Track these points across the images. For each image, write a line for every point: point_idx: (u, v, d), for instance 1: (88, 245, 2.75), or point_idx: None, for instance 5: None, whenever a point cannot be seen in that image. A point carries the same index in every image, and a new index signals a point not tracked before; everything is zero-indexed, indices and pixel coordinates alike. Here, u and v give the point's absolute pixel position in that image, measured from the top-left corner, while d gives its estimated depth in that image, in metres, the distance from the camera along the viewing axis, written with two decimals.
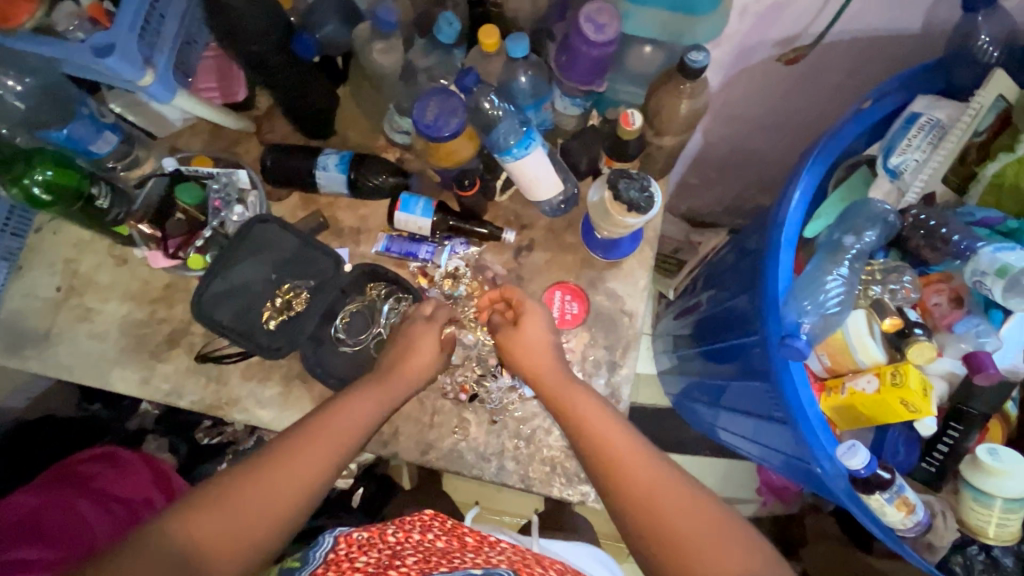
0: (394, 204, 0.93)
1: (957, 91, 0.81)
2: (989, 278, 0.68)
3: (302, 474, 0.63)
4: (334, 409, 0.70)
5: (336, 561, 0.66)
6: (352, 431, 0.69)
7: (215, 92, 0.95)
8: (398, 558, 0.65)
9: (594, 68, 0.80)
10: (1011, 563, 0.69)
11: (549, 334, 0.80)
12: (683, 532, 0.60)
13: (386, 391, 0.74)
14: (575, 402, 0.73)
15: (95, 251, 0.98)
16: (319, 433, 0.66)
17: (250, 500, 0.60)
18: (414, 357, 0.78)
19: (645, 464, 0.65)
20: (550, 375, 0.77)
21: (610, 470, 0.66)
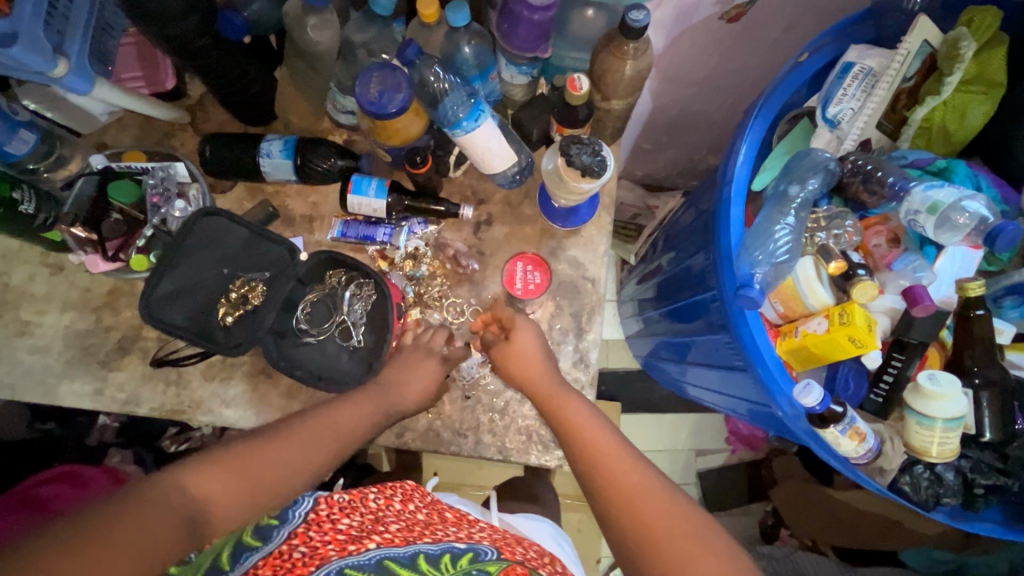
0: (346, 188, 0.91)
1: (886, 38, 0.84)
2: (922, 216, 0.72)
3: (307, 459, 0.66)
4: (340, 406, 0.73)
5: (317, 521, 0.69)
6: (357, 429, 0.73)
7: (141, 81, 0.89)
8: (381, 523, 0.68)
9: (537, 34, 0.79)
10: (952, 477, 0.74)
11: (539, 345, 0.82)
12: (666, 534, 0.60)
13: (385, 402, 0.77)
14: (564, 399, 0.75)
15: (25, 262, 0.92)
16: (324, 424, 0.70)
17: (263, 471, 0.63)
18: (413, 370, 0.82)
19: (631, 468, 0.65)
20: (544, 383, 0.78)
21: (596, 468, 0.66)
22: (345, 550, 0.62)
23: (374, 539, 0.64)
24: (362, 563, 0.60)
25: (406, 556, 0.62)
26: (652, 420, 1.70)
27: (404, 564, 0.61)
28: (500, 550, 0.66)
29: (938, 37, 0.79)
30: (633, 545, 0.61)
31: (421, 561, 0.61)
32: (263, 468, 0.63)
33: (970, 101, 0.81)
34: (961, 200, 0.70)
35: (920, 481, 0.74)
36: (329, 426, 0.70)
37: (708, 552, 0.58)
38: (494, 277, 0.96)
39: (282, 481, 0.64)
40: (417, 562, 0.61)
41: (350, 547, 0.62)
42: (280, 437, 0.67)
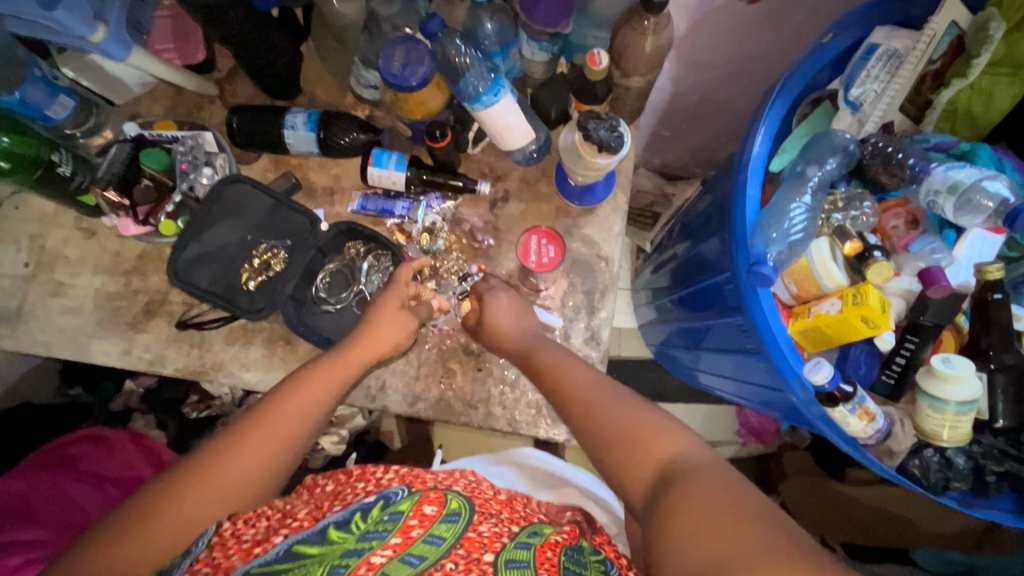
0: (367, 160, 0.93)
1: (914, 19, 0.83)
2: (942, 197, 0.72)
3: (223, 489, 0.61)
4: (258, 422, 0.66)
5: (221, 542, 0.56)
6: (266, 454, 0.64)
7: (173, 53, 0.92)
8: (289, 515, 0.58)
9: (559, 9, 0.79)
10: (962, 462, 0.74)
11: (518, 305, 0.87)
12: (625, 429, 0.64)
13: (278, 431, 0.66)
14: (541, 347, 0.80)
15: (61, 225, 0.96)
16: (189, 493, 0.59)
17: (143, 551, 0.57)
18: (323, 374, 0.72)
19: (596, 390, 0.70)
20: (519, 339, 0.83)
21: (564, 401, 0.71)
22: (251, 555, 0.54)
23: (282, 532, 0.55)
24: (272, 558, 0.53)
25: (314, 534, 0.54)
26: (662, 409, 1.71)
27: (313, 543, 0.53)
28: (410, 484, 0.58)
29: (967, 18, 0.78)
30: (600, 445, 0.65)
31: (331, 533, 0.54)
32: (164, 522, 0.58)
33: (996, 85, 0.79)
34: (983, 181, 0.69)
35: (930, 465, 0.75)
36: (209, 474, 0.61)
37: (669, 436, 0.63)
38: (509, 253, 0.98)
39: (175, 531, 0.58)
40: (327, 535, 0.54)
41: (256, 550, 0.54)
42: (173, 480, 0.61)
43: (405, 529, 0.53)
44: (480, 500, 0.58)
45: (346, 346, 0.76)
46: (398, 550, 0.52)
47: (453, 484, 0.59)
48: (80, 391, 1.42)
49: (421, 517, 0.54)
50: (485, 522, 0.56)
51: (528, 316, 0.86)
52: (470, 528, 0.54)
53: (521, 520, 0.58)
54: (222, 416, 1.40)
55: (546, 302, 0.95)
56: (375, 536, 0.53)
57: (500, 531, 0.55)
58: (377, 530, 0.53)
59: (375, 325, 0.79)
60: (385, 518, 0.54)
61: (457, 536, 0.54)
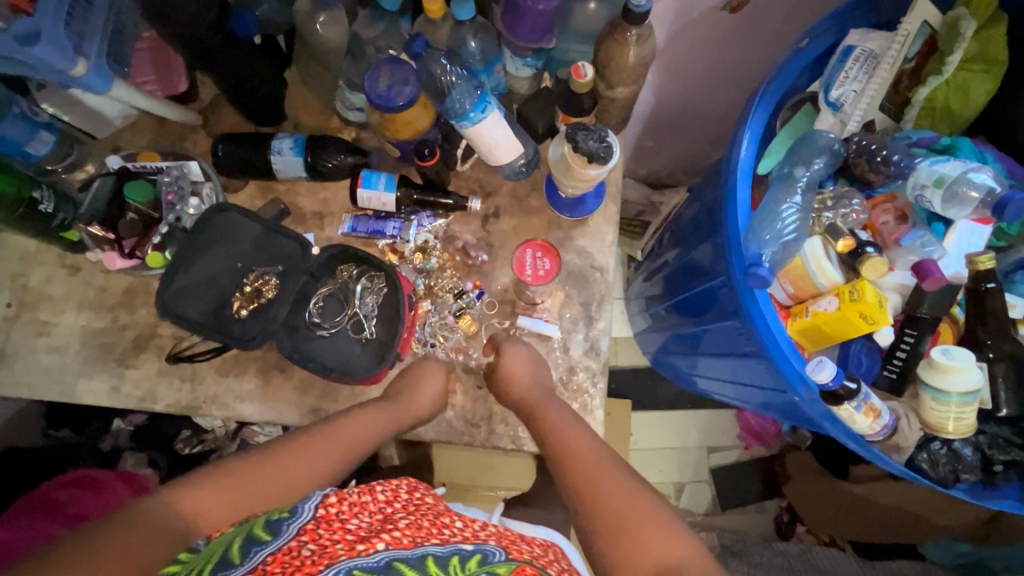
0: (355, 182, 0.92)
1: (887, 20, 0.85)
2: (929, 190, 0.73)
3: (269, 488, 0.67)
4: (304, 449, 0.71)
5: (326, 519, 0.58)
6: (308, 475, 0.70)
7: (155, 83, 0.91)
8: (390, 522, 0.58)
9: (540, 24, 0.80)
10: (970, 454, 0.74)
11: (529, 361, 0.86)
12: (624, 513, 0.63)
13: (320, 463, 0.71)
14: (548, 405, 0.80)
15: (44, 263, 0.94)
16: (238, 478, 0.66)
17: (210, 501, 0.64)
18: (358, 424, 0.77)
19: (596, 462, 0.70)
20: (530, 388, 0.83)
21: (569, 469, 0.70)
22: (354, 549, 0.53)
23: (383, 539, 0.54)
24: (371, 564, 0.52)
25: (414, 557, 0.53)
26: (662, 417, 1.70)
27: (412, 566, 0.52)
28: (505, 550, 0.58)
29: (938, 18, 0.80)
30: (600, 529, 0.63)
31: (429, 564, 0.53)
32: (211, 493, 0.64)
33: (972, 80, 0.81)
34: (968, 173, 0.70)
35: (938, 458, 0.74)
36: (283, 469, 0.69)
37: (667, 533, 0.61)
38: (504, 268, 0.97)
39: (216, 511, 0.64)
40: (426, 564, 0.53)
41: (358, 547, 0.53)
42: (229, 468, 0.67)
43: None
44: None
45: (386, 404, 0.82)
46: None
47: (548, 566, 0.60)
48: (67, 432, 1.38)
49: None
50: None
51: (538, 370, 0.86)
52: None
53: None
54: (216, 450, 1.36)
55: (544, 315, 0.94)
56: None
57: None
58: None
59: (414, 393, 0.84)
60: None
61: None
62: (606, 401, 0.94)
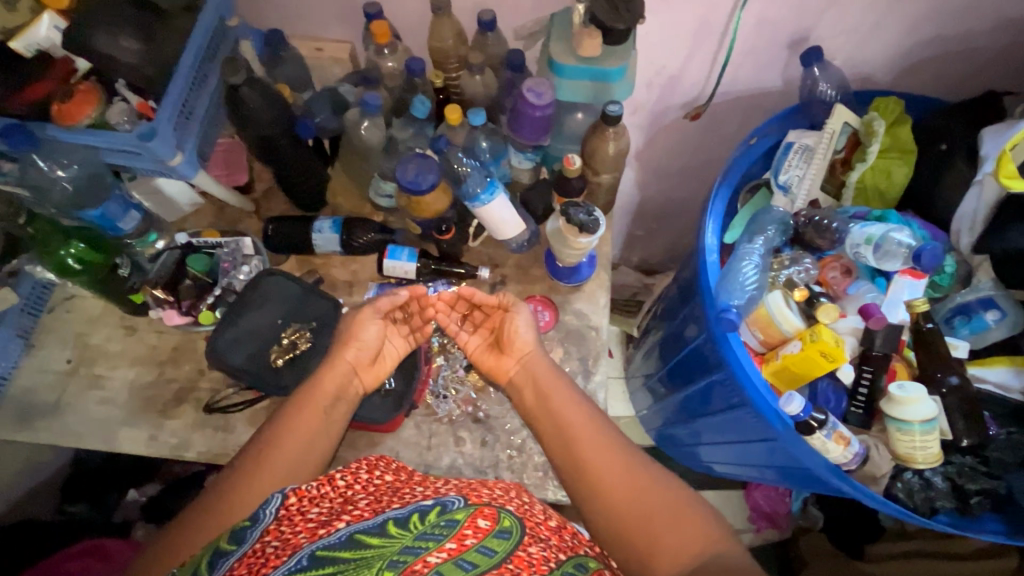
0: (382, 255, 1.08)
1: (819, 122, 1.05)
2: (863, 247, 0.87)
3: (272, 478, 0.77)
4: (285, 424, 0.81)
5: (288, 516, 0.62)
6: (295, 457, 0.79)
7: (223, 176, 1.12)
8: (350, 502, 0.62)
9: (538, 127, 1.00)
10: (941, 482, 0.81)
11: (529, 333, 0.90)
12: (637, 507, 0.74)
13: (302, 440, 0.81)
14: (575, 425, 0.82)
15: (106, 324, 1.07)
16: (253, 477, 0.77)
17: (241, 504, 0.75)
18: (308, 409, 0.83)
19: (605, 454, 0.79)
20: (540, 366, 0.88)
21: (580, 462, 0.79)
22: (315, 535, 0.58)
23: (344, 518, 0.59)
24: (332, 542, 0.56)
25: (375, 526, 0.58)
26: None
27: (374, 534, 0.57)
28: (466, 496, 0.63)
29: (857, 119, 1.00)
30: (607, 522, 0.75)
31: (390, 527, 0.58)
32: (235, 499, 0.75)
33: (891, 164, 0.99)
34: (890, 232, 0.85)
35: (912, 486, 0.82)
36: (248, 485, 0.76)
37: (688, 527, 0.72)
38: None
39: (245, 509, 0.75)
40: (387, 529, 0.58)
41: (320, 531, 0.58)
42: (245, 471, 0.78)
43: (459, 536, 0.57)
44: (530, 523, 0.63)
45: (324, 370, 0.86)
46: (452, 554, 0.56)
47: (509, 503, 0.64)
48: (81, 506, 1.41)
49: (475, 528, 0.59)
50: (534, 545, 0.60)
51: (562, 391, 0.85)
52: (520, 548, 0.58)
53: (568, 550, 0.62)
54: None
55: None
56: (431, 537, 0.57)
57: (547, 555, 0.59)
58: (433, 532, 0.58)
59: (348, 340, 0.88)
60: (442, 523, 0.58)
61: (508, 551, 0.58)
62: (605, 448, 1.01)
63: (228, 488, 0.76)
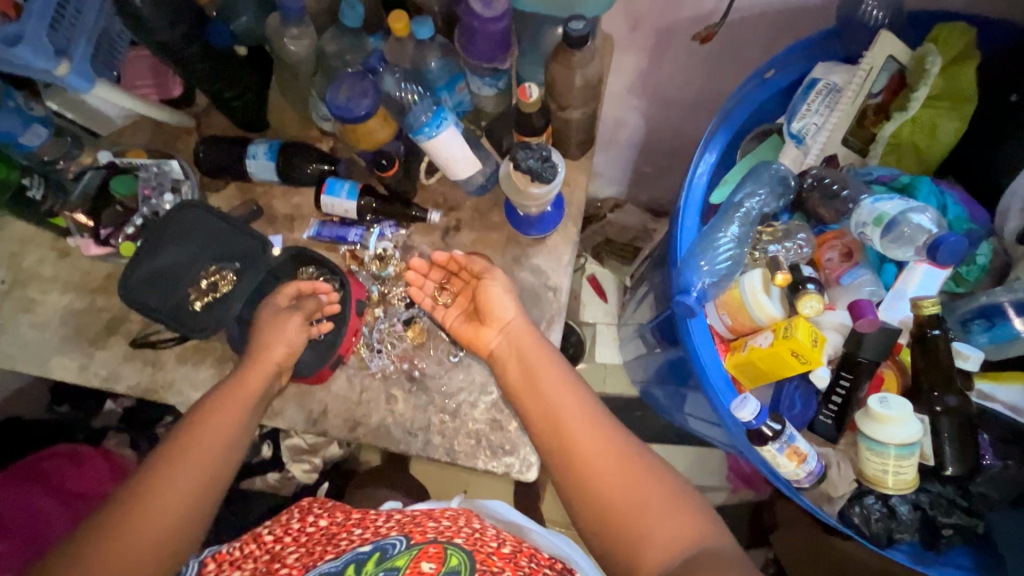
0: (320, 189, 0.96)
1: (856, 54, 0.83)
2: (870, 228, 0.71)
3: (190, 480, 0.71)
4: (206, 417, 0.75)
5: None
6: (213, 458, 0.73)
7: (152, 88, 1.00)
8: (278, 560, 0.67)
9: (494, 45, 0.82)
10: (907, 511, 0.70)
11: (513, 298, 0.83)
12: (624, 499, 0.65)
13: (215, 440, 0.74)
14: (563, 412, 0.72)
15: (39, 246, 1.02)
16: (160, 486, 0.70)
17: (157, 514, 0.68)
18: (230, 401, 0.77)
19: (596, 441, 0.70)
20: (527, 340, 0.80)
21: (565, 450, 0.70)
22: None
23: None
24: None
25: None
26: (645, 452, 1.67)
27: None
28: (410, 535, 0.63)
29: (906, 53, 0.78)
30: (595, 516, 0.66)
31: None
32: (150, 506, 0.68)
33: (938, 116, 0.77)
34: (907, 213, 0.68)
35: (871, 514, 0.70)
36: (169, 479, 0.70)
37: (680, 517, 0.63)
38: None
39: (153, 527, 0.68)
40: None
41: None
42: (166, 457, 0.72)
43: None
44: (480, 556, 0.60)
45: (249, 364, 0.80)
46: None
47: (456, 537, 0.63)
48: (65, 408, 1.46)
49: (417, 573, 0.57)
50: None
51: (550, 369, 0.76)
52: None
53: None
54: None
55: None
56: None
57: None
58: None
59: (270, 339, 0.82)
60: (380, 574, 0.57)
61: None
62: None
63: (142, 480, 0.70)
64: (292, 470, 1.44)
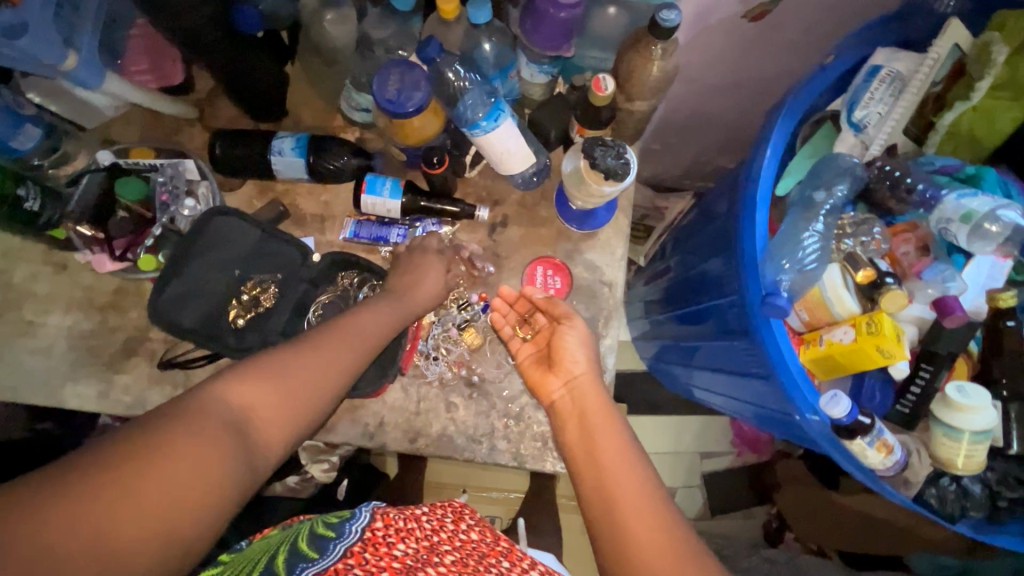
0: (359, 187, 0.89)
1: (914, 40, 0.82)
2: (955, 224, 0.73)
3: (323, 373, 0.62)
4: (352, 317, 0.71)
5: (373, 541, 0.61)
6: (359, 357, 0.67)
7: (148, 75, 0.84)
8: (437, 554, 0.61)
9: (559, 33, 0.76)
10: (978, 490, 0.75)
11: (586, 348, 0.76)
12: None
13: (365, 337, 0.69)
14: (621, 490, 0.60)
15: (29, 260, 0.90)
16: (304, 366, 0.62)
17: (266, 411, 0.57)
18: (378, 313, 0.74)
19: (655, 526, 0.58)
20: (591, 397, 0.71)
21: (620, 535, 0.58)
22: None
23: None
24: None
25: None
26: (652, 423, 1.61)
27: None
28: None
29: (968, 41, 0.79)
30: None
31: None
32: (292, 378, 0.60)
33: (998, 107, 0.79)
34: (996, 210, 0.70)
35: (946, 493, 0.75)
36: (305, 363, 0.62)
37: None
38: (511, 280, 0.95)
39: (284, 411, 0.58)
40: None
41: None
42: (306, 344, 0.65)
43: None
44: None
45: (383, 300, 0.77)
46: None
47: None
48: None
49: None
50: None
51: (612, 427, 0.67)
52: None
53: None
54: None
55: None
56: None
57: None
58: None
59: (421, 271, 0.84)
60: None
61: None
62: None
63: (274, 362, 0.61)
64: (312, 471, 1.31)
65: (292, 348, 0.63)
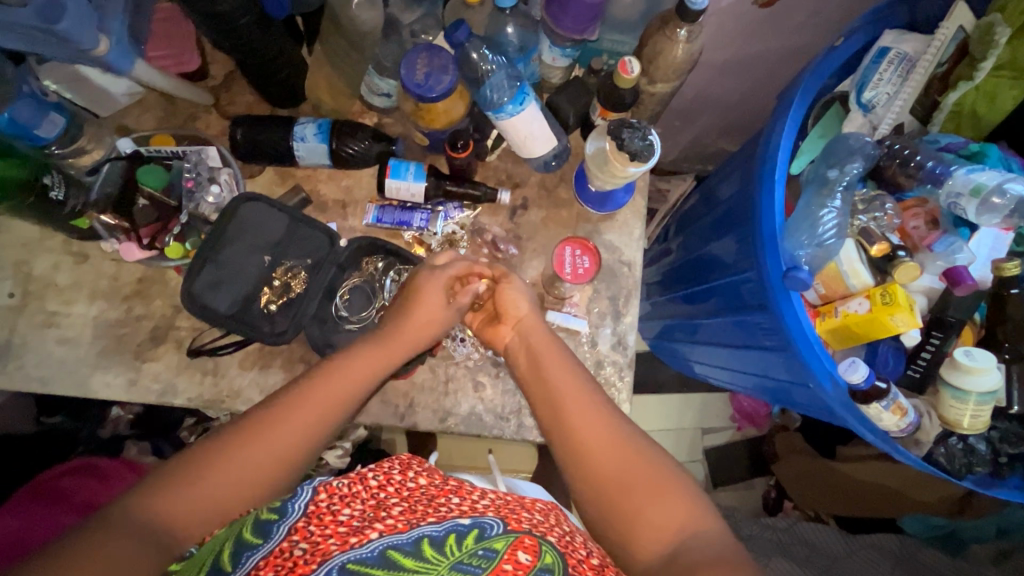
0: (383, 172, 0.89)
1: (921, 22, 0.85)
2: (964, 199, 0.77)
3: (291, 439, 0.62)
4: (338, 360, 0.69)
5: (317, 513, 0.56)
6: (330, 413, 0.66)
7: (168, 59, 0.87)
8: (383, 508, 0.57)
9: (585, 16, 0.77)
10: (983, 448, 0.80)
11: (530, 291, 0.79)
12: (628, 493, 0.60)
13: (337, 393, 0.67)
14: (576, 420, 0.65)
15: (49, 250, 0.89)
16: (267, 433, 0.62)
17: (213, 490, 0.58)
18: (369, 351, 0.71)
19: (610, 447, 0.63)
20: (539, 339, 0.75)
21: (578, 453, 0.64)
22: (347, 543, 0.53)
23: (378, 527, 0.54)
24: (365, 556, 0.51)
25: (408, 543, 0.53)
26: (655, 402, 1.64)
27: (408, 554, 0.52)
28: (505, 520, 0.57)
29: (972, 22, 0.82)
30: (602, 515, 0.61)
31: (425, 548, 0.53)
32: (254, 450, 0.60)
33: (999, 87, 0.83)
34: (1004, 183, 0.74)
35: (954, 452, 0.81)
36: (270, 433, 0.62)
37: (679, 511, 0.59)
38: (533, 261, 0.96)
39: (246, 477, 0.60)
40: (421, 549, 0.52)
41: (352, 540, 0.53)
42: (275, 402, 0.64)
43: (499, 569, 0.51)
44: (572, 560, 0.55)
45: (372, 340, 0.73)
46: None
47: (549, 533, 0.57)
48: None
49: (515, 563, 0.52)
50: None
51: (558, 362, 0.71)
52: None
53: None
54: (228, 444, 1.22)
55: (572, 311, 0.94)
56: (467, 568, 0.51)
57: None
58: (469, 562, 0.52)
59: (411, 302, 0.76)
60: (479, 552, 0.53)
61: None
62: (631, 395, 0.94)
63: (231, 429, 0.62)
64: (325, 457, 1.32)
65: (258, 414, 0.63)
